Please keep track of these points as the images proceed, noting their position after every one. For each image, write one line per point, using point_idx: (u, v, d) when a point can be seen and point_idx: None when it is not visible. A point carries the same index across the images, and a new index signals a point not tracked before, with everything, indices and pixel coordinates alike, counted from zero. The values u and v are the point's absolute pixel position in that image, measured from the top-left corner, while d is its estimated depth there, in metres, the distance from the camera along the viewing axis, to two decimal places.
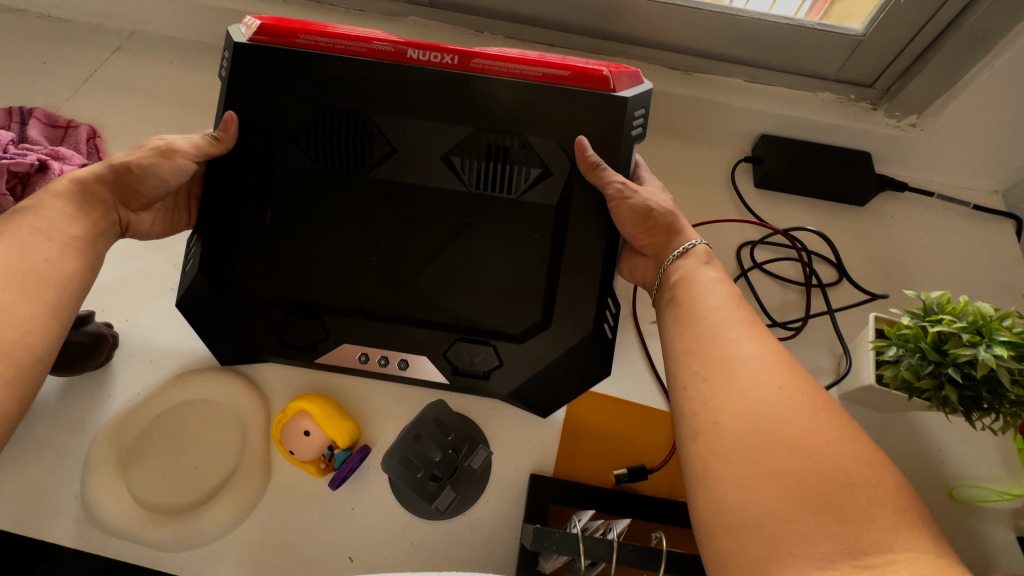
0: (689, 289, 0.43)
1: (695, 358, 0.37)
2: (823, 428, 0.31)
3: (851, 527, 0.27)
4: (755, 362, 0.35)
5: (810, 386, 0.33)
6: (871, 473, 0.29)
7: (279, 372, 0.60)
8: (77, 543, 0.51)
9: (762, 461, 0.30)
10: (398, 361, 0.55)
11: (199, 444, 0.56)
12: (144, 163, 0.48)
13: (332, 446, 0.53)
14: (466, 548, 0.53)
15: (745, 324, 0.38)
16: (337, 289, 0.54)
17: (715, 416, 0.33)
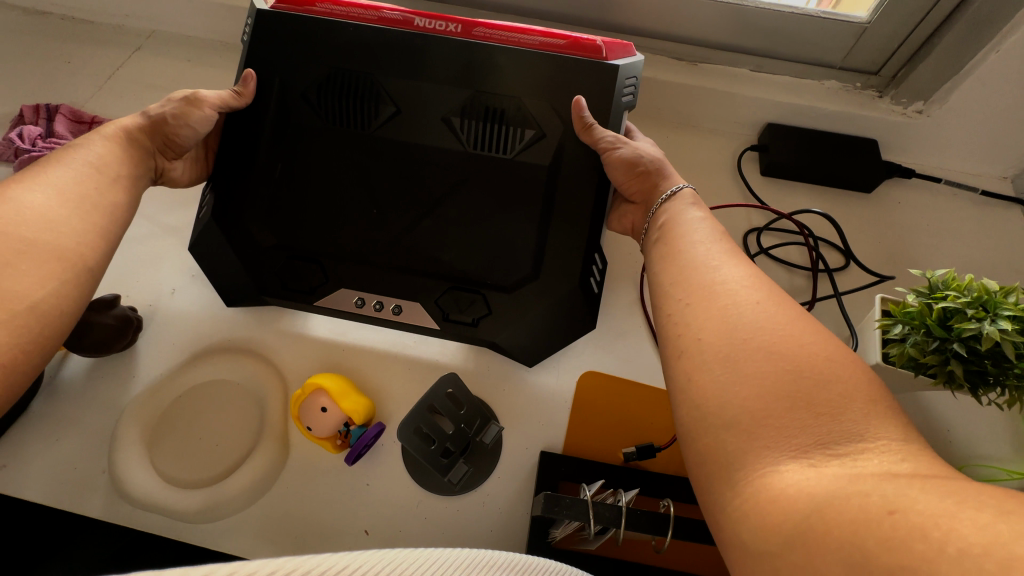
0: (675, 228, 0.47)
1: (677, 287, 0.40)
2: (797, 333, 0.33)
3: (825, 418, 0.29)
4: (734, 283, 0.37)
5: (785, 301, 0.36)
6: (844, 370, 0.31)
7: (293, 350, 0.62)
8: (105, 516, 0.54)
9: (737, 365, 0.32)
10: (392, 307, 0.60)
11: (220, 416, 0.59)
12: (176, 111, 0.54)
13: (348, 421, 0.55)
14: (479, 523, 0.54)
15: (723, 254, 0.41)
16: (340, 236, 0.60)
17: (695, 332, 0.35)
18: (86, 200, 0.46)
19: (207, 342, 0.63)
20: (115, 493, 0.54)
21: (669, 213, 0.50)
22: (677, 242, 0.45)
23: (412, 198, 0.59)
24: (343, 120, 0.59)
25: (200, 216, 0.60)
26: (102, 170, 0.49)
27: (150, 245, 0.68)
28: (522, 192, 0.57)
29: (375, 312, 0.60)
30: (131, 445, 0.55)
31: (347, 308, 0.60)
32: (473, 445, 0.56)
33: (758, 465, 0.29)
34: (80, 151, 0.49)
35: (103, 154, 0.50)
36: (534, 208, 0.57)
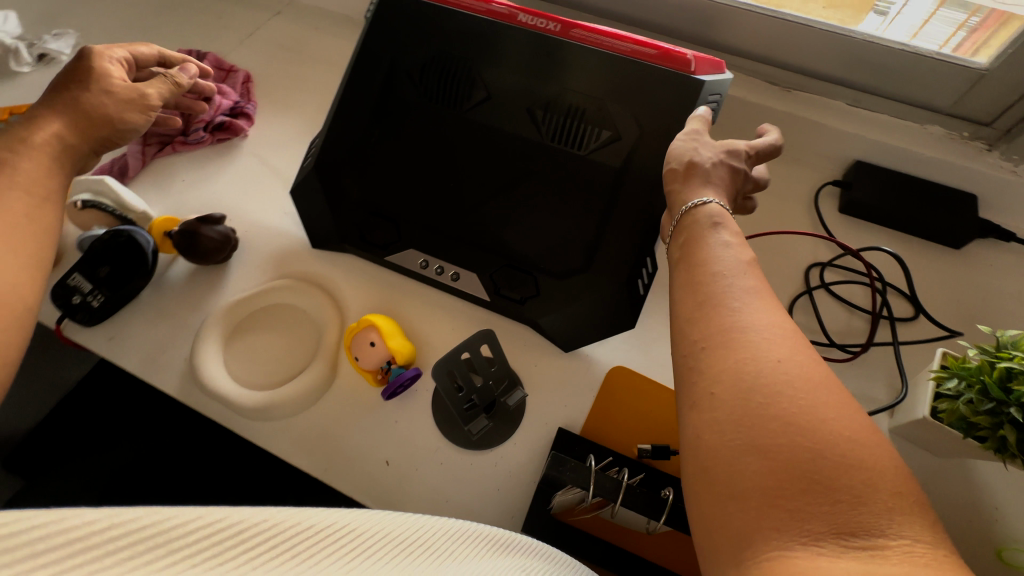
0: (697, 249, 0.43)
1: (694, 326, 0.38)
2: (822, 405, 0.31)
3: (842, 507, 0.29)
4: (756, 332, 0.35)
5: (809, 359, 0.34)
6: (868, 454, 0.30)
7: (356, 293, 0.69)
8: (179, 394, 0.63)
9: (748, 438, 0.31)
10: (450, 273, 0.66)
11: (280, 339, 0.66)
12: (116, 109, 0.55)
13: (389, 361, 0.60)
14: (488, 480, 0.58)
15: (747, 286, 0.38)
16: (416, 205, 0.66)
17: (709, 389, 0.35)
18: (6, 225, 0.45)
19: (287, 271, 0.71)
20: (192, 381, 0.63)
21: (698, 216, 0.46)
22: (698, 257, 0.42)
23: (487, 179, 0.64)
24: (439, 103, 0.65)
25: (303, 166, 0.69)
26: (26, 187, 0.48)
27: (259, 180, 0.79)
28: (590, 184, 0.61)
29: (435, 275, 0.67)
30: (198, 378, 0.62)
31: (412, 267, 0.67)
32: (497, 404, 0.60)
33: (764, 546, 0.29)
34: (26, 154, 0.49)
35: (27, 170, 0.49)
36: (597, 200, 0.60)
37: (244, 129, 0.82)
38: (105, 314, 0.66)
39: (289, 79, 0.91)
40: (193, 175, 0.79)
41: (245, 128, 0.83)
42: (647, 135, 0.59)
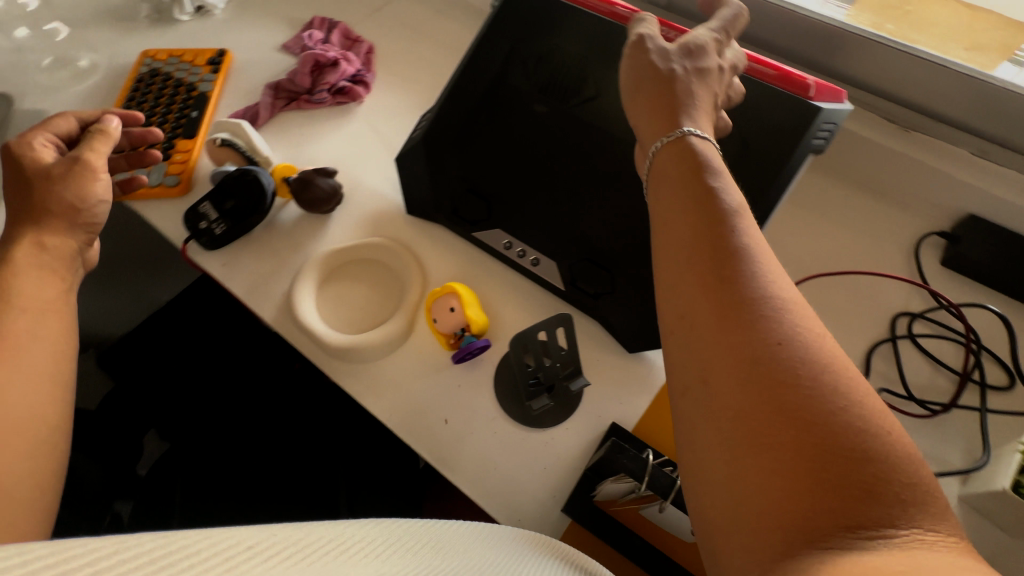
0: (680, 215, 0.41)
1: (686, 306, 0.38)
2: (825, 394, 0.31)
3: (851, 500, 0.29)
4: (747, 310, 0.35)
5: (805, 334, 0.34)
6: (873, 440, 0.30)
7: (441, 260, 0.74)
8: (275, 322, 0.70)
9: (749, 431, 0.32)
10: (531, 258, 0.69)
11: (366, 291, 0.71)
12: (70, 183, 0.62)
13: (464, 328, 0.64)
14: (536, 457, 0.60)
15: (739, 256, 0.37)
16: (511, 188, 0.70)
17: (703, 378, 0.35)
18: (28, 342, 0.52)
19: (382, 229, 0.77)
20: (287, 314, 0.70)
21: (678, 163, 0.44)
22: (683, 221, 0.41)
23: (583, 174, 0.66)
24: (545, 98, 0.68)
25: (411, 137, 0.73)
26: (28, 307, 0.54)
27: (369, 144, 0.85)
28: None
29: (516, 257, 0.71)
30: (288, 320, 0.69)
31: (495, 246, 0.72)
32: (559, 387, 0.62)
33: (771, 543, 0.29)
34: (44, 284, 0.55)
35: (27, 289, 0.55)
36: None
37: (361, 95, 0.89)
38: (223, 242, 0.74)
39: (408, 55, 0.97)
40: (311, 130, 0.87)
41: (362, 94, 0.90)
42: (751, 153, 0.60)
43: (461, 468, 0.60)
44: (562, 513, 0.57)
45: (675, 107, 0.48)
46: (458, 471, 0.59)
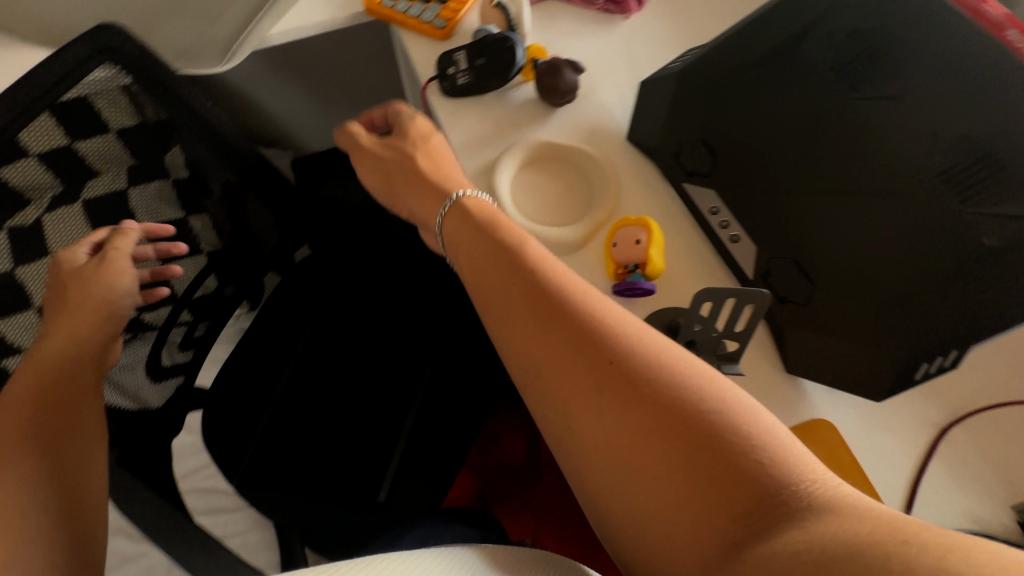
0: (500, 271, 0.51)
1: (537, 367, 0.45)
2: (643, 396, 0.41)
3: (729, 483, 0.37)
4: (572, 332, 0.45)
5: (603, 318, 0.45)
6: (705, 419, 0.39)
7: (638, 196, 0.73)
8: (470, 180, 0.74)
9: (620, 457, 0.40)
10: (732, 234, 0.66)
11: (558, 189, 0.72)
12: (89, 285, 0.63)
13: (637, 265, 0.62)
14: None
15: (546, 290, 0.48)
16: (746, 153, 0.65)
17: (568, 421, 0.43)
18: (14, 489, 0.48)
19: (595, 143, 0.76)
20: (484, 177, 0.74)
21: (481, 213, 0.58)
22: (500, 279, 0.51)
23: (830, 168, 0.57)
24: (839, 69, 0.55)
25: (670, 67, 0.71)
26: (45, 407, 0.55)
27: (619, 60, 0.84)
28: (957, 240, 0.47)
29: (716, 226, 0.67)
30: (484, 183, 0.73)
31: (699, 207, 0.69)
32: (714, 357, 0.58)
33: (702, 546, 0.37)
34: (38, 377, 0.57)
35: (49, 392, 0.56)
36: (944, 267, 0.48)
37: (631, 10, 0.86)
38: (459, 93, 0.79)
39: None
40: (571, 25, 0.86)
41: (631, 11, 0.87)
42: None
43: None
44: None
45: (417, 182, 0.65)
46: None
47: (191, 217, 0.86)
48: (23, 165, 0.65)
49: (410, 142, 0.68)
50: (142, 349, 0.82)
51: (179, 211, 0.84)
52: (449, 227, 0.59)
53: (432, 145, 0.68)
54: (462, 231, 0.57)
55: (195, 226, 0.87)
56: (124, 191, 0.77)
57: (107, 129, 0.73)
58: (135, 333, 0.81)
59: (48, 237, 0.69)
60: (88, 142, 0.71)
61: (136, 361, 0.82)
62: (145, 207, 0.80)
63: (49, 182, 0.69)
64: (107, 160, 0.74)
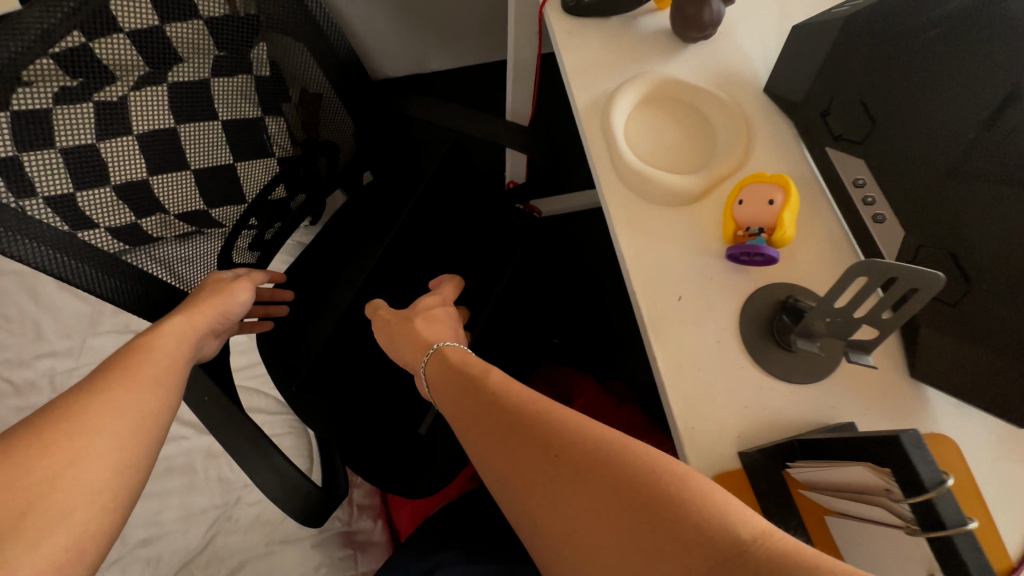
0: (470, 392, 0.55)
1: (511, 476, 0.47)
2: (583, 463, 0.43)
3: (679, 534, 0.37)
4: (529, 440, 0.46)
5: (546, 413, 0.47)
6: (641, 477, 0.40)
7: (766, 157, 0.64)
8: (582, 110, 0.67)
9: (583, 534, 0.41)
10: (876, 213, 0.57)
11: (678, 136, 0.65)
12: (223, 290, 0.65)
13: (763, 228, 0.55)
14: (745, 390, 0.53)
15: (500, 401, 0.51)
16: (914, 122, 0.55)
17: (542, 520, 0.44)
18: (118, 411, 0.42)
19: (727, 90, 0.67)
20: (597, 109, 0.66)
21: (456, 358, 0.62)
22: (470, 404, 0.54)
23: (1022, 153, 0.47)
24: None
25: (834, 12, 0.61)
26: (162, 360, 0.51)
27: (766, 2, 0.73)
28: None
29: (858, 202, 0.59)
30: (597, 116, 0.66)
31: (841, 177, 0.60)
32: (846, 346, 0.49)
33: None
34: (151, 352, 0.51)
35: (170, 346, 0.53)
36: None
37: None
38: (582, 12, 0.71)
39: None
40: None
41: None
42: None
43: (669, 343, 0.55)
44: (737, 454, 0.51)
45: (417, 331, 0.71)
46: (664, 344, 0.55)
47: (268, 117, 0.78)
48: (113, 39, 0.55)
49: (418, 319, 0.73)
50: (211, 247, 0.77)
51: (256, 109, 0.75)
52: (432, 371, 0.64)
53: (437, 316, 0.74)
54: (444, 379, 0.61)
55: (270, 127, 0.79)
56: (208, 82, 0.66)
57: (198, 16, 0.62)
58: (202, 227, 0.74)
59: (132, 120, 0.59)
60: (178, 25, 0.61)
61: (201, 257, 0.76)
62: (226, 101, 0.70)
63: (136, 63, 0.58)
64: (193, 49, 0.63)
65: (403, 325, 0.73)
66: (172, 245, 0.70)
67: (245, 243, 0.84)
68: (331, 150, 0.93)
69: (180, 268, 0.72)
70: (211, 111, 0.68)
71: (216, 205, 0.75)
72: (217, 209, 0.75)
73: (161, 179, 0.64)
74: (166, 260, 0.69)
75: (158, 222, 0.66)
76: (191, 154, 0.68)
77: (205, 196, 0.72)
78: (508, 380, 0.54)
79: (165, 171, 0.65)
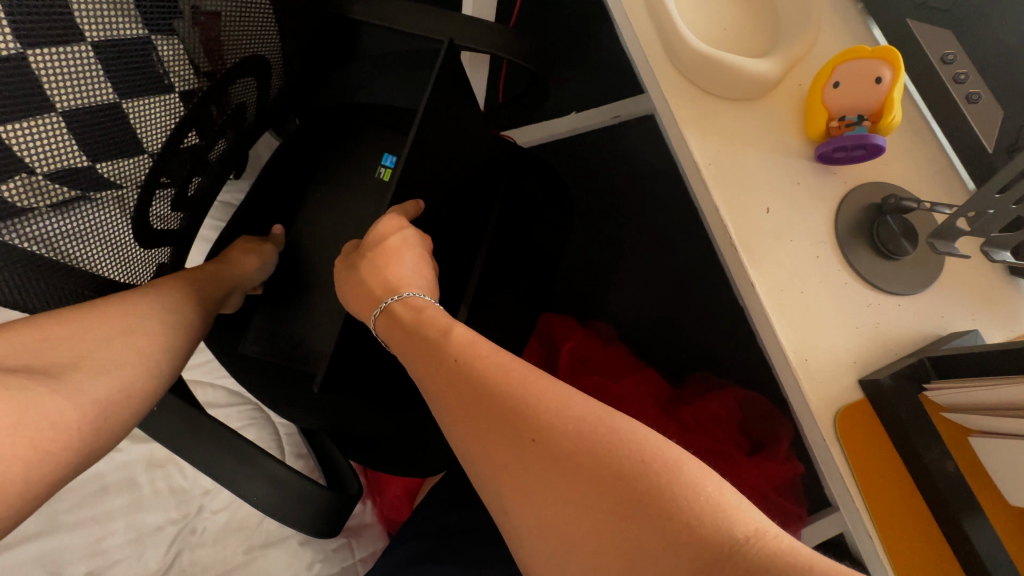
0: (425, 352, 0.42)
1: (473, 456, 0.36)
2: (565, 450, 0.33)
3: (668, 538, 0.29)
4: (499, 417, 0.35)
5: (524, 385, 0.36)
6: (632, 468, 0.31)
7: (838, 36, 0.54)
8: None
9: (551, 533, 0.32)
10: (972, 92, 0.50)
11: (738, 16, 0.53)
12: (240, 252, 0.62)
13: (864, 116, 0.46)
14: (852, 309, 0.46)
15: (466, 368, 0.38)
16: None
17: (506, 508, 0.34)
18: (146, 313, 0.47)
19: None
20: None
21: (407, 316, 0.47)
22: (427, 369, 0.41)
23: None
24: None
25: None
26: (155, 302, 0.48)
27: None
28: None
29: (949, 81, 0.50)
30: None
31: (926, 56, 0.51)
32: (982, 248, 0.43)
33: None
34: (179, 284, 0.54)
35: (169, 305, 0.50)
36: None
37: None
38: None
39: None
40: None
41: None
42: None
43: (765, 268, 0.46)
44: (856, 382, 0.44)
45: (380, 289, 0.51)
46: (761, 269, 0.46)
47: (156, 38, 0.48)
48: None
49: (365, 259, 0.53)
50: (108, 217, 0.50)
51: (139, 26, 0.46)
52: (383, 327, 0.49)
53: (391, 250, 0.52)
54: (397, 338, 0.47)
55: (162, 53, 0.49)
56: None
57: None
58: (89, 192, 0.47)
59: None
60: None
61: (94, 231, 0.49)
62: (95, 10, 0.41)
63: None
64: None
65: (352, 270, 0.54)
66: (49, 219, 0.43)
67: (163, 210, 0.58)
68: (264, 69, 0.64)
69: (66, 244, 0.46)
70: (71, 27, 0.40)
71: (107, 158, 0.47)
72: (108, 165, 0.48)
73: (15, 129, 0.39)
74: (44, 237, 0.43)
75: (24, 189, 0.40)
76: (56, 92, 0.40)
77: (88, 149, 0.45)
78: (471, 333, 0.42)
79: (12, 120, 0.38)
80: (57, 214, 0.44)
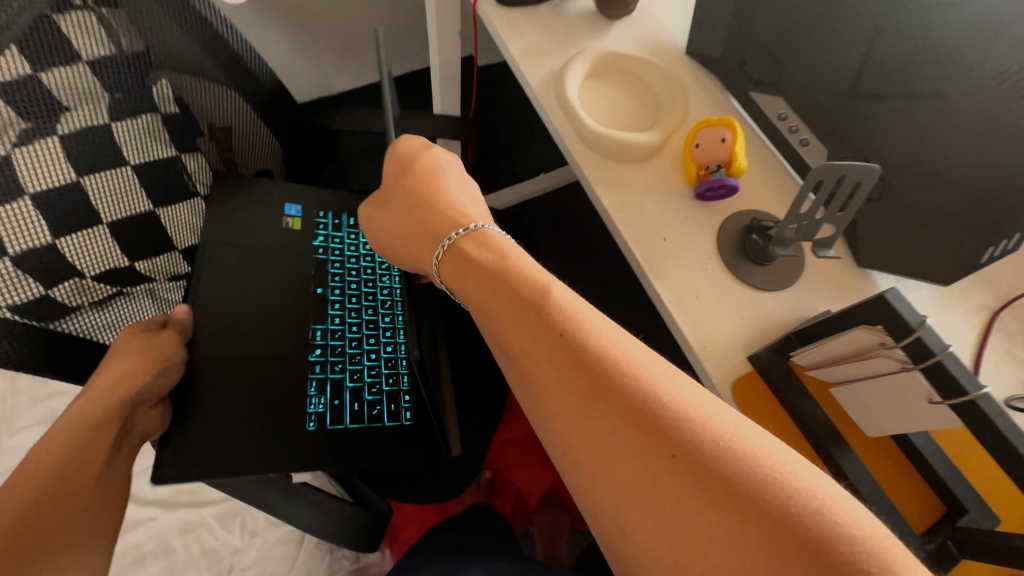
0: (513, 314, 0.46)
1: (568, 418, 0.40)
2: (675, 434, 0.37)
3: (773, 526, 0.33)
4: (600, 385, 0.40)
5: (635, 368, 0.41)
6: (740, 459, 0.35)
7: (702, 110, 0.73)
8: (536, 90, 0.72)
9: (648, 504, 0.36)
10: (802, 137, 0.66)
11: (627, 102, 0.72)
12: (114, 377, 0.57)
13: (721, 164, 0.63)
14: (737, 304, 0.61)
15: (571, 336, 0.43)
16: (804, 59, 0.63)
17: (599, 475, 0.38)
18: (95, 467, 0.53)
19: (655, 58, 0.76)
20: (551, 86, 0.72)
21: (486, 256, 0.51)
22: (523, 332, 0.44)
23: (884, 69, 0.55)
24: None
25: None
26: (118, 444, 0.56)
27: None
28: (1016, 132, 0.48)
29: (785, 132, 0.68)
30: (551, 91, 0.71)
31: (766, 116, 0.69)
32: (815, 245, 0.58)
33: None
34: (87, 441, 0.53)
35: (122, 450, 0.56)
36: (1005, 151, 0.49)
37: None
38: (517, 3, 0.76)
39: None
40: None
41: None
42: None
43: (668, 282, 0.61)
44: (744, 361, 0.58)
45: (434, 230, 0.57)
46: (664, 282, 0.61)
47: (184, 154, 0.66)
48: None
49: (404, 183, 0.61)
50: (136, 308, 0.65)
51: (170, 147, 0.64)
52: (451, 265, 0.53)
53: (431, 176, 0.61)
54: (469, 281, 0.50)
55: (189, 164, 0.68)
56: (109, 128, 0.55)
57: (77, 58, 0.51)
58: (126, 288, 0.62)
59: (24, 181, 0.47)
60: (58, 72, 0.49)
61: (128, 318, 0.64)
62: (135, 143, 0.58)
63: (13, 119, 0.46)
64: (76, 94, 0.51)
65: (378, 211, 0.63)
66: (92, 314, 0.58)
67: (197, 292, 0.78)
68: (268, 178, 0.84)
69: (102, 334, 0.60)
70: (120, 158, 0.57)
71: (142, 257, 0.63)
72: (145, 264, 0.64)
73: (73, 242, 0.53)
74: (87, 329, 0.57)
75: (77, 290, 0.55)
76: (104, 207, 0.56)
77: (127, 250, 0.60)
78: (563, 293, 0.46)
79: (73, 232, 0.53)
80: (99, 309, 0.59)
